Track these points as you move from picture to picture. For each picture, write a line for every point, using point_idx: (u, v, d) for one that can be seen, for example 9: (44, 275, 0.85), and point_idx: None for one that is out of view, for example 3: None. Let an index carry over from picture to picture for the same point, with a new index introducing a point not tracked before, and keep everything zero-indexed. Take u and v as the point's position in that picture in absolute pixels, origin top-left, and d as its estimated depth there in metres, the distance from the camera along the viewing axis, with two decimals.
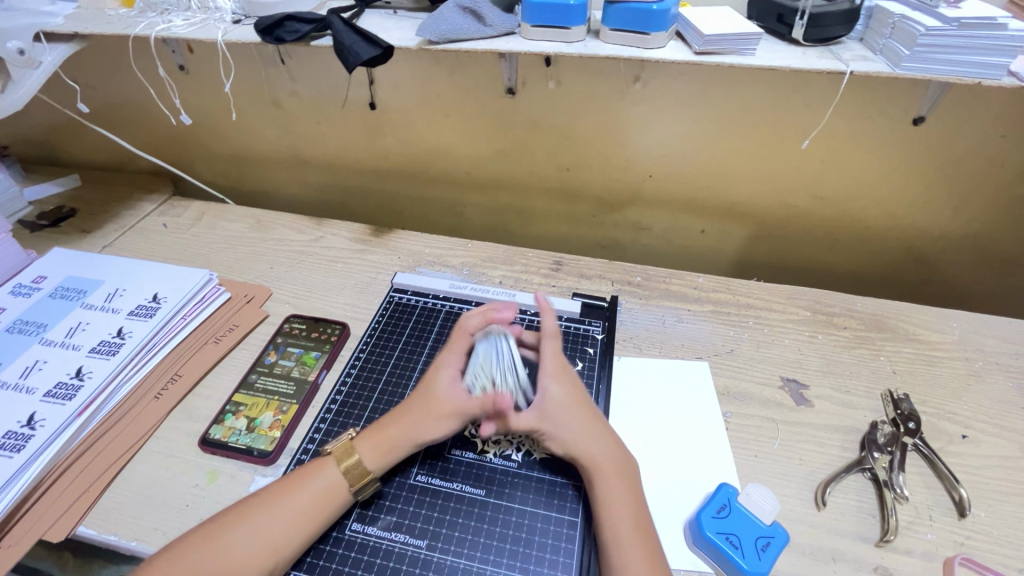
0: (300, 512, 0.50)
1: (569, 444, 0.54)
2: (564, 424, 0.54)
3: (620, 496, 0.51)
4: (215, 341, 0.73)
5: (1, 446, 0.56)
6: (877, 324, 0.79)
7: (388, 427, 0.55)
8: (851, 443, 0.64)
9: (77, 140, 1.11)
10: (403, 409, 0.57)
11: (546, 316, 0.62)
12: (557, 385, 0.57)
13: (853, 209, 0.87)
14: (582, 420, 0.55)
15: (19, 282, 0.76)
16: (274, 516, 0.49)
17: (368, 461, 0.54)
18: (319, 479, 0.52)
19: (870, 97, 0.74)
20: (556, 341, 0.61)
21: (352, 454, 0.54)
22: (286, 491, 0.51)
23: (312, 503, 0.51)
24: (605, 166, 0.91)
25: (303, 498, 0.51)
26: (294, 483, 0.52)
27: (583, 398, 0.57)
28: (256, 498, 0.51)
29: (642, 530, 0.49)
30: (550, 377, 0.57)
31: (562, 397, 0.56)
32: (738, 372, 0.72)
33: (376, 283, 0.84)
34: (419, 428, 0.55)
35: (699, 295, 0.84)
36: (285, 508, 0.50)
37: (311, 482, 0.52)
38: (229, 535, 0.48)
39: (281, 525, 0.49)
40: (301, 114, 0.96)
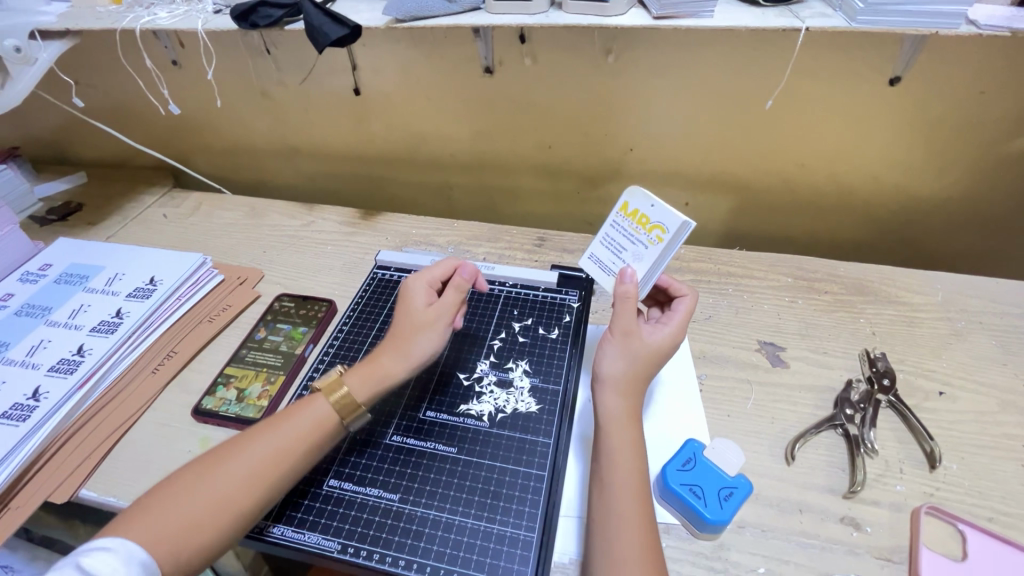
0: (289, 444, 0.52)
1: (613, 377, 0.55)
2: (619, 358, 0.56)
3: (624, 450, 0.52)
4: (210, 320, 0.77)
5: (8, 416, 0.61)
6: (859, 288, 0.79)
7: (377, 363, 0.58)
8: (826, 401, 0.65)
9: (82, 139, 1.16)
10: (390, 341, 0.59)
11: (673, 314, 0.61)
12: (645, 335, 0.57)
13: (835, 173, 0.87)
14: (639, 361, 0.56)
15: (27, 270, 0.80)
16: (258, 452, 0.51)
17: (358, 394, 0.56)
18: (308, 413, 0.54)
19: (844, 60, 0.74)
20: (688, 300, 0.62)
21: (341, 387, 0.56)
22: (279, 425, 0.53)
23: (285, 445, 0.52)
24: (587, 141, 0.92)
25: (284, 439, 0.52)
26: (282, 418, 0.54)
27: (663, 355, 0.57)
28: (235, 443, 0.52)
29: (639, 482, 0.50)
30: (657, 329, 0.58)
31: (645, 344, 0.56)
32: (715, 337, 0.73)
33: (364, 263, 0.86)
34: (413, 350, 0.59)
35: (681, 265, 0.84)
36: (266, 445, 0.51)
37: (280, 428, 0.53)
38: (225, 467, 0.50)
39: (265, 464, 0.51)
40: (289, 103, 0.99)
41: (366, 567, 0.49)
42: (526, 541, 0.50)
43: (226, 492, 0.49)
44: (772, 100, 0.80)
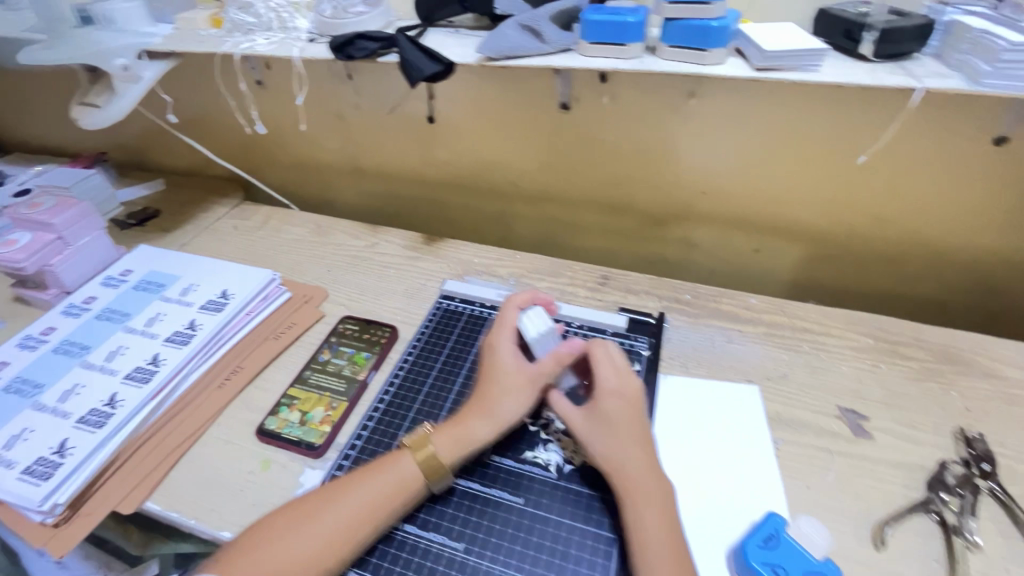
0: (378, 498, 0.52)
1: (602, 458, 0.53)
2: (594, 436, 0.54)
3: (649, 524, 0.49)
4: (275, 337, 0.78)
5: (86, 421, 0.62)
6: (949, 356, 0.74)
7: (466, 419, 0.56)
8: (916, 482, 0.60)
9: (163, 148, 1.21)
10: (475, 398, 0.58)
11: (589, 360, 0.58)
12: (608, 397, 0.55)
13: (923, 231, 0.82)
14: (616, 430, 0.53)
15: (109, 274, 0.83)
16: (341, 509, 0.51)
17: (444, 456, 0.54)
18: (396, 470, 0.54)
19: (945, 117, 0.70)
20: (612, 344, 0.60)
21: (427, 446, 0.54)
22: (367, 479, 0.53)
23: (373, 502, 0.51)
24: (657, 181, 0.90)
25: (377, 493, 0.52)
26: (371, 472, 0.53)
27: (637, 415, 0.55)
28: (318, 496, 0.52)
29: (673, 551, 0.48)
30: (601, 377, 0.56)
31: (607, 405, 0.55)
32: (791, 399, 0.69)
33: (425, 289, 0.86)
34: (502, 414, 0.56)
35: (751, 316, 0.81)
36: (360, 499, 0.51)
37: (370, 482, 0.52)
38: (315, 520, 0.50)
39: (350, 523, 0.50)
40: (363, 126, 1.01)
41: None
42: None
43: (316, 548, 0.48)
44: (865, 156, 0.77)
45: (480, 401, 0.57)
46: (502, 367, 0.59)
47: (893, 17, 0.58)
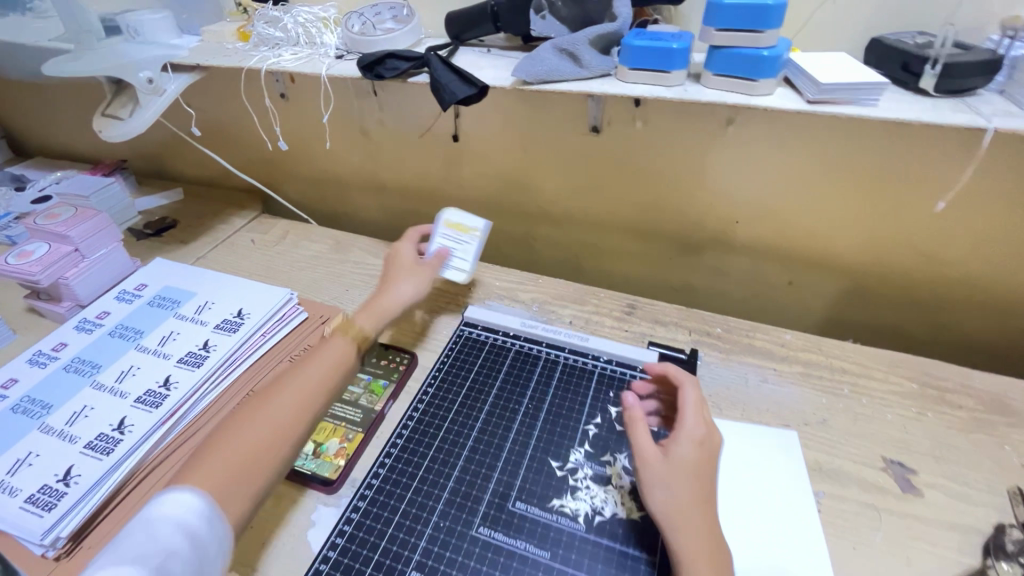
0: (313, 382, 0.59)
1: (672, 502, 0.48)
2: (670, 478, 0.49)
3: None
4: (291, 360, 0.75)
5: (93, 447, 0.60)
6: (1000, 406, 0.70)
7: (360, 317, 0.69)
8: (971, 546, 0.56)
9: (183, 157, 1.21)
10: (371, 300, 0.73)
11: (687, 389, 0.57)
12: (691, 441, 0.51)
13: (970, 271, 0.78)
14: (693, 479, 0.49)
15: (124, 288, 0.82)
16: (276, 407, 0.56)
17: (364, 327, 0.67)
18: (322, 359, 0.62)
19: (1002, 154, 0.67)
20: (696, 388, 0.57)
21: (353, 327, 0.67)
22: (297, 372, 0.60)
23: (308, 389, 0.58)
24: (689, 208, 0.87)
25: (312, 380, 0.59)
26: (300, 369, 0.60)
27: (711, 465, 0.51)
28: (251, 403, 0.57)
29: None
30: (688, 424, 0.53)
31: (686, 451, 0.51)
32: (832, 447, 0.65)
33: (446, 313, 0.84)
34: (395, 294, 0.74)
35: (787, 353, 0.77)
36: (295, 391, 0.58)
37: (302, 372, 0.60)
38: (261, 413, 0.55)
39: (287, 417, 0.56)
40: (386, 142, 0.99)
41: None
42: None
43: (270, 435, 0.54)
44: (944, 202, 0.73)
45: (374, 301, 0.72)
46: (388, 282, 0.75)
47: (957, 50, 0.55)
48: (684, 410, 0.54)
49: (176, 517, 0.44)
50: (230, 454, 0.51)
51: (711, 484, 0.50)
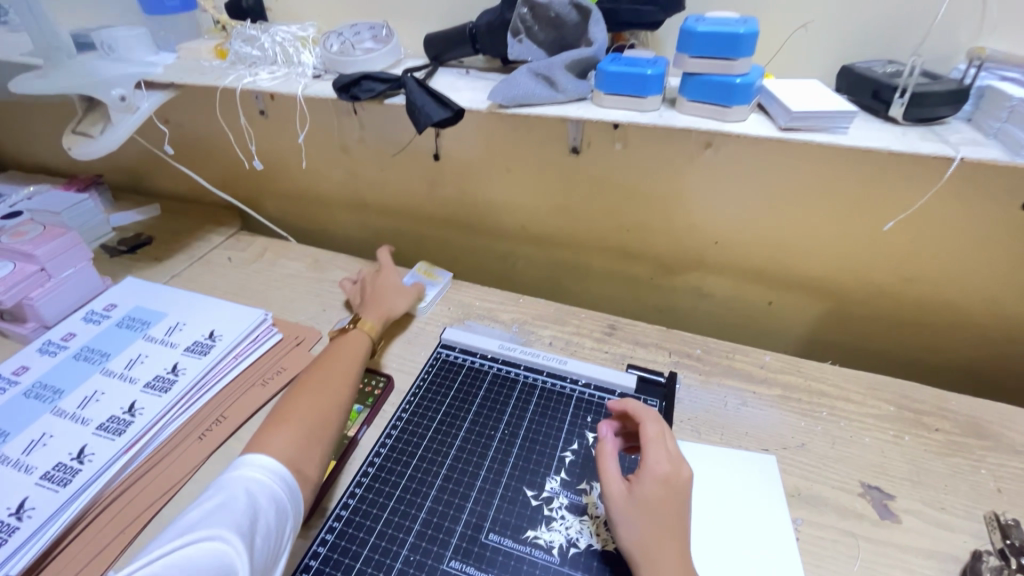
0: (349, 362, 0.68)
1: (635, 544, 0.48)
2: (632, 519, 0.48)
3: None
4: (263, 383, 0.73)
5: (50, 478, 0.57)
6: (976, 429, 0.70)
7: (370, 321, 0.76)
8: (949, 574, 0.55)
9: (161, 173, 1.19)
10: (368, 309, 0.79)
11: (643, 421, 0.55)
12: (652, 478, 0.50)
13: (944, 293, 0.79)
14: (658, 518, 0.48)
15: (92, 309, 0.79)
16: (331, 382, 0.64)
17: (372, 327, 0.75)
18: (347, 345, 0.70)
19: (971, 179, 0.68)
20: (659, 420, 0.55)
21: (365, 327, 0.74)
22: (328, 361, 0.67)
23: (343, 369, 0.67)
24: (669, 229, 0.87)
25: (345, 361, 0.68)
26: (330, 358, 0.68)
27: (679, 500, 0.49)
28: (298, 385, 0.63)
29: None
30: (651, 459, 0.51)
31: (651, 490, 0.49)
32: (810, 472, 0.65)
33: (424, 335, 0.82)
34: (390, 306, 0.80)
35: (766, 376, 0.77)
36: (334, 372, 0.66)
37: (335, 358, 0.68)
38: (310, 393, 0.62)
39: (336, 396, 0.63)
40: (367, 161, 0.99)
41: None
42: None
43: (324, 406, 0.61)
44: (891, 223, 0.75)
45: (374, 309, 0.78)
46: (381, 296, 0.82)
47: (925, 80, 0.56)
48: (644, 443, 0.52)
49: (262, 487, 0.51)
50: (295, 423, 0.58)
51: (680, 521, 0.48)
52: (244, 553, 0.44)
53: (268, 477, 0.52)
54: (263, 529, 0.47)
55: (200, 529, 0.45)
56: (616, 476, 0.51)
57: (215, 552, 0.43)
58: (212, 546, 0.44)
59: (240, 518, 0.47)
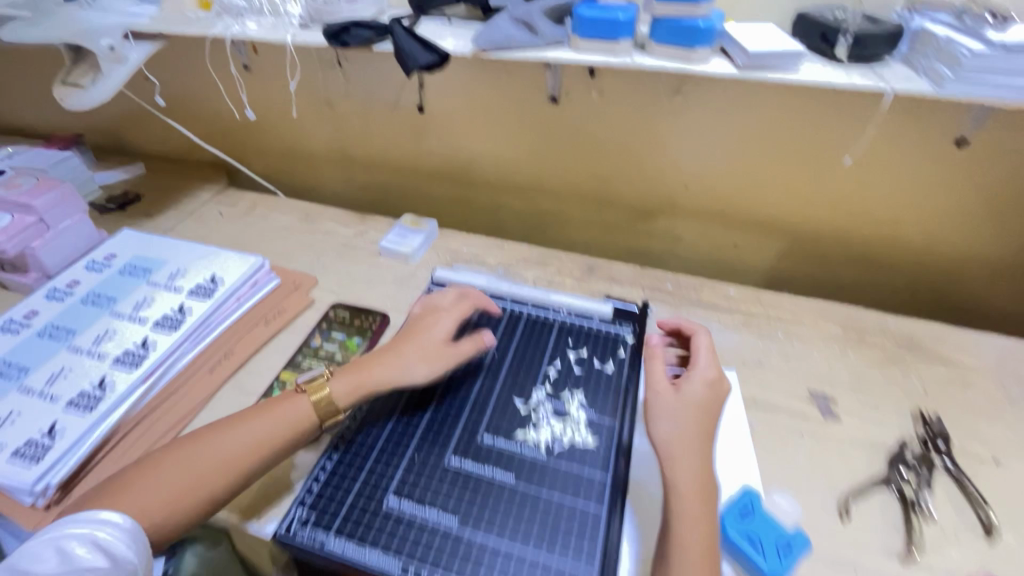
0: (259, 437, 0.56)
1: (670, 434, 0.56)
2: (670, 408, 0.57)
3: (689, 509, 0.51)
4: (266, 323, 0.78)
5: (75, 404, 0.62)
6: (911, 344, 0.79)
7: (367, 372, 0.62)
8: (878, 457, 0.65)
9: (143, 131, 1.19)
10: (383, 355, 0.64)
11: (699, 336, 0.65)
12: (698, 381, 0.59)
13: (889, 227, 0.87)
14: (694, 411, 0.57)
15: (93, 258, 0.82)
16: (262, 427, 0.57)
17: (338, 397, 0.60)
18: (289, 412, 0.59)
19: (909, 118, 0.75)
20: (708, 337, 0.66)
21: (323, 390, 0.61)
22: (256, 416, 0.58)
23: (271, 424, 0.57)
24: (643, 175, 0.93)
25: (264, 434, 0.57)
26: (265, 411, 0.59)
27: (711, 406, 0.58)
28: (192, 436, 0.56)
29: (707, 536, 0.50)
30: (700, 364, 0.61)
31: (696, 391, 0.59)
32: (765, 382, 0.73)
33: (415, 278, 0.88)
34: (406, 374, 0.63)
35: (729, 306, 0.85)
36: (245, 436, 0.56)
37: (263, 416, 0.58)
38: (215, 437, 0.56)
39: (217, 461, 0.54)
40: (353, 115, 1.02)
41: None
42: None
43: (199, 472, 0.53)
44: (850, 157, 0.81)
45: (381, 358, 0.64)
46: (422, 335, 0.66)
47: (866, 23, 0.62)
48: (698, 350, 0.63)
49: (97, 540, 0.46)
50: (156, 477, 0.52)
51: (709, 423, 0.57)
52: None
53: (112, 529, 0.47)
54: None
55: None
56: (661, 375, 0.61)
57: None
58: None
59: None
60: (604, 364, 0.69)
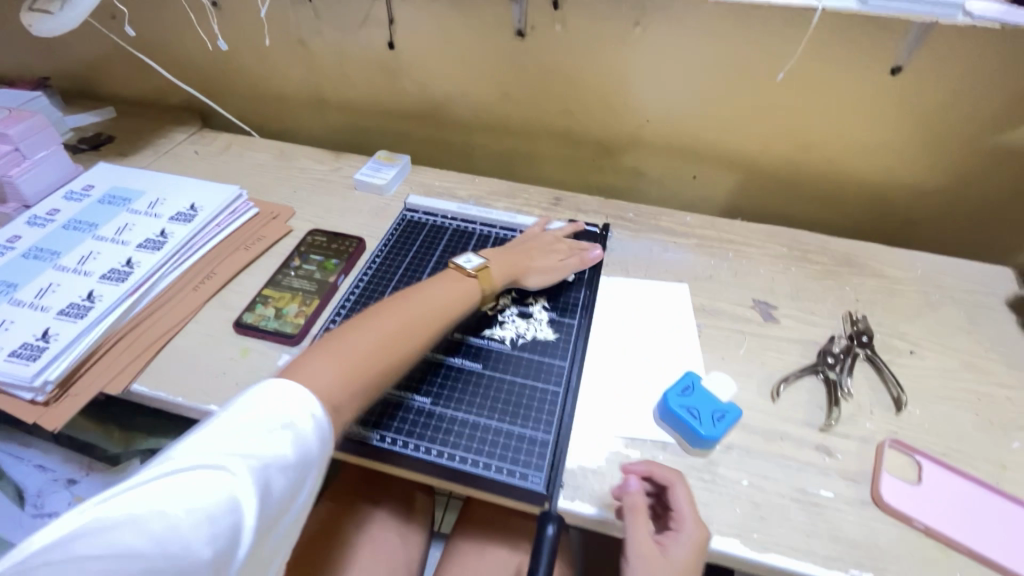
0: (428, 314, 0.63)
1: None
2: None
3: None
4: (246, 248, 0.81)
5: (66, 313, 0.66)
6: (848, 261, 0.86)
7: (279, 387, 0.51)
8: (810, 352, 0.72)
9: (111, 74, 1.18)
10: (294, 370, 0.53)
11: (681, 501, 0.54)
12: (683, 547, 0.52)
13: (834, 156, 0.93)
14: None
15: (71, 189, 0.84)
16: (366, 342, 0.57)
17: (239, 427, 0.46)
18: (443, 297, 0.66)
19: (850, 48, 0.80)
20: (683, 482, 0.56)
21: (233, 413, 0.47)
22: (425, 300, 0.64)
23: (425, 307, 0.64)
24: (608, 110, 0.97)
25: (439, 310, 0.64)
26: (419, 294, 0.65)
27: (703, 554, 0.52)
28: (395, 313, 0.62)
29: None
30: (688, 525, 0.53)
31: (683, 554, 0.52)
32: (713, 294, 0.80)
33: (389, 208, 0.92)
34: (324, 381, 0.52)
35: (685, 230, 0.91)
36: (423, 314, 0.63)
37: (438, 296, 0.65)
38: (378, 315, 0.61)
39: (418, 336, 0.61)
40: (325, 53, 1.03)
41: (407, 454, 0.58)
42: (543, 441, 0.59)
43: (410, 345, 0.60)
44: (783, 73, 0.85)
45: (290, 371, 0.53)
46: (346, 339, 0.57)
47: None
48: (681, 515, 0.54)
49: (296, 421, 0.46)
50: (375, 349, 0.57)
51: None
52: (258, 497, 0.42)
53: (303, 413, 0.47)
54: (287, 469, 0.44)
55: (209, 466, 0.41)
56: (645, 537, 0.53)
57: (230, 512, 0.40)
58: (218, 490, 0.40)
59: (267, 460, 0.43)
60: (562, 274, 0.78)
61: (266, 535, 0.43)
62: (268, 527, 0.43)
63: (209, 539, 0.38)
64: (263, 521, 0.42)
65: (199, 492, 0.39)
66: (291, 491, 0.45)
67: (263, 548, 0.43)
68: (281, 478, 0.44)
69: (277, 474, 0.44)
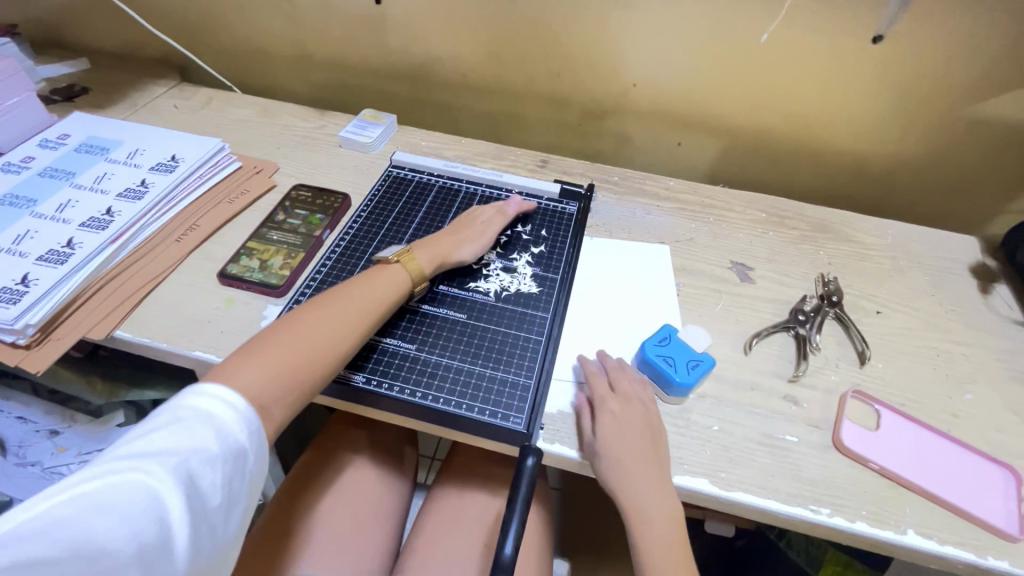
0: (365, 301, 0.62)
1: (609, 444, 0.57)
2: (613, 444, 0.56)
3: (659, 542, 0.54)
4: (229, 201, 0.81)
5: (46, 259, 0.65)
6: (823, 227, 0.89)
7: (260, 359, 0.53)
8: (782, 311, 0.75)
9: (83, 23, 1.14)
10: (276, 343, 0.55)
11: (616, 382, 0.61)
12: (632, 431, 0.57)
13: (814, 124, 0.95)
14: (636, 434, 0.57)
15: (46, 137, 0.82)
16: (313, 328, 0.58)
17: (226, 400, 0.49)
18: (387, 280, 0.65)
19: (833, 15, 0.81)
20: (625, 374, 0.63)
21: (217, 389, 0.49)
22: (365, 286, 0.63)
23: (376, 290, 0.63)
24: (596, 73, 0.98)
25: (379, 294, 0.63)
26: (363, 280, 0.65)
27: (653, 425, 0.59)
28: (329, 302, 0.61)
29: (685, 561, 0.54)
30: (626, 406, 0.59)
31: (632, 424, 0.58)
32: (693, 255, 0.82)
33: (375, 166, 0.91)
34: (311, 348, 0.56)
35: (669, 194, 0.92)
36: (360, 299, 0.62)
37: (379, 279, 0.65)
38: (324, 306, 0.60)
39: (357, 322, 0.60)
40: (308, 6, 1.01)
41: (392, 396, 0.59)
42: (525, 385, 0.61)
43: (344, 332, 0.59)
44: (767, 34, 0.86)
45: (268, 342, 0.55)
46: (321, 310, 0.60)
47: None
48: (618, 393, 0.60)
49: (220, 415, 0.46)
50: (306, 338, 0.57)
51: (654, 438, 0.58)
52: (180, 492, 0.41)
53: (225, 407, 0.47)
54: (217, 465, 0.44)
55: (119, 469, 0.40)
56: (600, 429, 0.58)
57: (150, 507, 0.39)
58: (136, 491, 0.39)
59: (189, 456, 0.42)
60: (547, 231, 0.80)
61: (202, 527, 0.42)
62: (203, 517, 0.43)
63: (129, 540, 0.37)
64: (193, 519, 0.42)
65: (111, 494, 0.38)
66: (222, 487, 0.44)
67: (196, 549, 0.42)
68: (212, 474, 0.43)
69: (205, 469, 0.43)
